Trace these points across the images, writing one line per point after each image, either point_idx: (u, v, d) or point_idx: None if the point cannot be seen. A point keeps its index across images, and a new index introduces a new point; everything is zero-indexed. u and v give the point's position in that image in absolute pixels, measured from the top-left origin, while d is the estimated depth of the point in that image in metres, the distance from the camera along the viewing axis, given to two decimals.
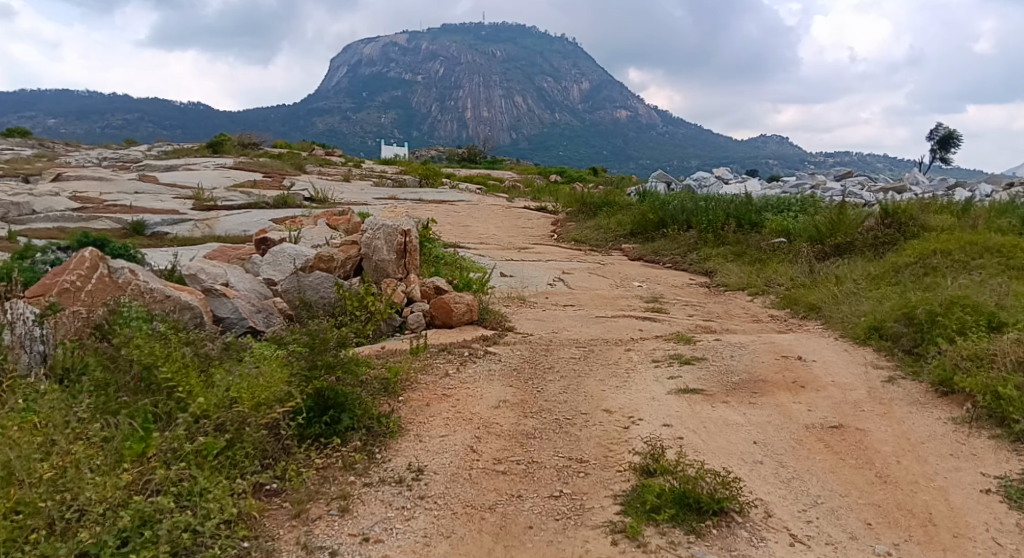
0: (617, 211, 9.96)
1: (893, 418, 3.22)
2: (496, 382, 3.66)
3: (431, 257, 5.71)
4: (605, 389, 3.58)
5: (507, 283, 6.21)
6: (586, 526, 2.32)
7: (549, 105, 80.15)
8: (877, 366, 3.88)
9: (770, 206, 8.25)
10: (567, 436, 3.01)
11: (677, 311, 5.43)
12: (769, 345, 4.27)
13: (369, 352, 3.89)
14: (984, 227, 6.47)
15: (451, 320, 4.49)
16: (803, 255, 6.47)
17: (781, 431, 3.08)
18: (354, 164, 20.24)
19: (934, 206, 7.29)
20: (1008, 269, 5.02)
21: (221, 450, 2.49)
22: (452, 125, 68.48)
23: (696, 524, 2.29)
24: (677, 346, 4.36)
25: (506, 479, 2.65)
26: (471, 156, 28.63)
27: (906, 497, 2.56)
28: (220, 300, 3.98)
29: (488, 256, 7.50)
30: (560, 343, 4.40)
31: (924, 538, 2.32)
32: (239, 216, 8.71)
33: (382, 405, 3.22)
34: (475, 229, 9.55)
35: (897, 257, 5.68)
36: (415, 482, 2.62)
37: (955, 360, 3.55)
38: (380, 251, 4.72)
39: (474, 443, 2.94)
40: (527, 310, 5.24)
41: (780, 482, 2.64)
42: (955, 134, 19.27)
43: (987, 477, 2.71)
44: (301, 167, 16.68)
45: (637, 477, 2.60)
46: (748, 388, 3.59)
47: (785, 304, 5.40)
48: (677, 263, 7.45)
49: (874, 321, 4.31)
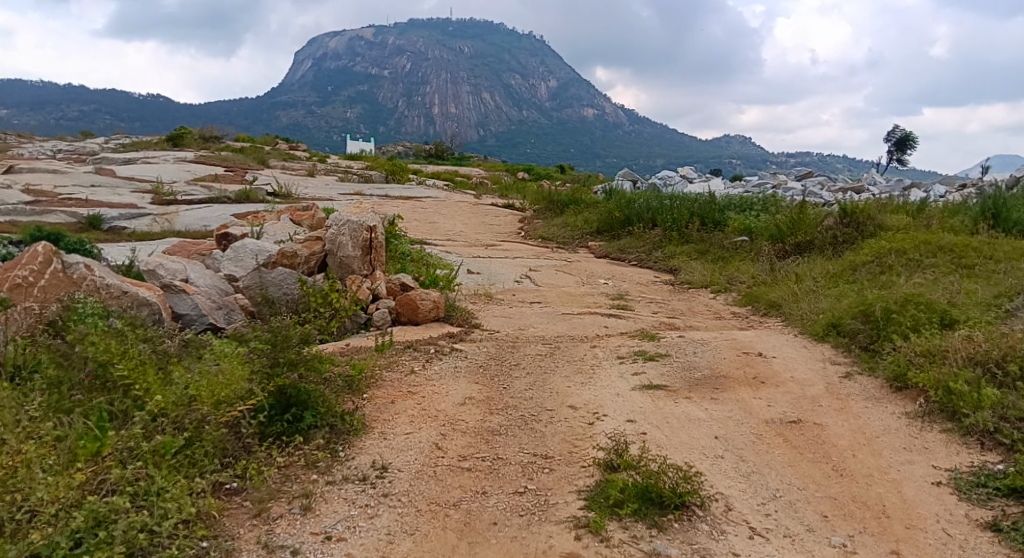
0: (584, 209, 10.03)
1: (850, 413, 3.30)
2: (462, 379, 3.65)
3: (397, 254, 5.66)
4: (571, 385, 3.60)
5: (474, 280, 6.20)
6: (551, 522, 2.33)
7: (517, 102, 80.22)
8: (834, 362, 3.97)
9: (733, 205, 8.38)
10: (533, 432, 3.02)
11: (642, 307, 5.49)
12: (730, 342, 4.34)
13: (333, 349, 3.85)
14: (938, 226, 6.66)
15: (417, 317, 4.46)
16: (765, 254, 6.61)
17: (741, 425, 3.14)
18: (319, 159, 20.00)
19: (890, 206, 7.48)
20: (960, 267, 5.18)
21: (180, 449, 2.44)
22: (419, 121, 68.07)
23: (659, 518, 2.32)
24: (641, 343, 4.40)
25: (471, 476, 2.64)
26: (438, 152, 28.45)
27: (861, 489, 2.63)
28: (180, 296, 3.90)
29: (455, 253, 7.48)
30: (527, 340, 4.40)
31: (878, 529, 2.38)
32: (200, 210, 8.56)
33: (346, 403, 3.19)
34: (443, 226, 9.52)
35: (855, 256, 5.81)
36: (379, 480, 2.60)
37: (909, 356, 3.65)
38: (345, 248, 4.66)
39: (440, 440, 2.93)
40: (493, 307, 5.23)
41: (740, 476, 2.69)
42: (913, 136, 19.80)
43: (938, 470, 2.79)
44: (265, 161, 16.42)
45: (601, 472, 2.62)
46: (710, 384, 3.64)
47: (746, 301, 5.49)
48: (642, 260, 7.53)
49: (832, 318, 4.41)
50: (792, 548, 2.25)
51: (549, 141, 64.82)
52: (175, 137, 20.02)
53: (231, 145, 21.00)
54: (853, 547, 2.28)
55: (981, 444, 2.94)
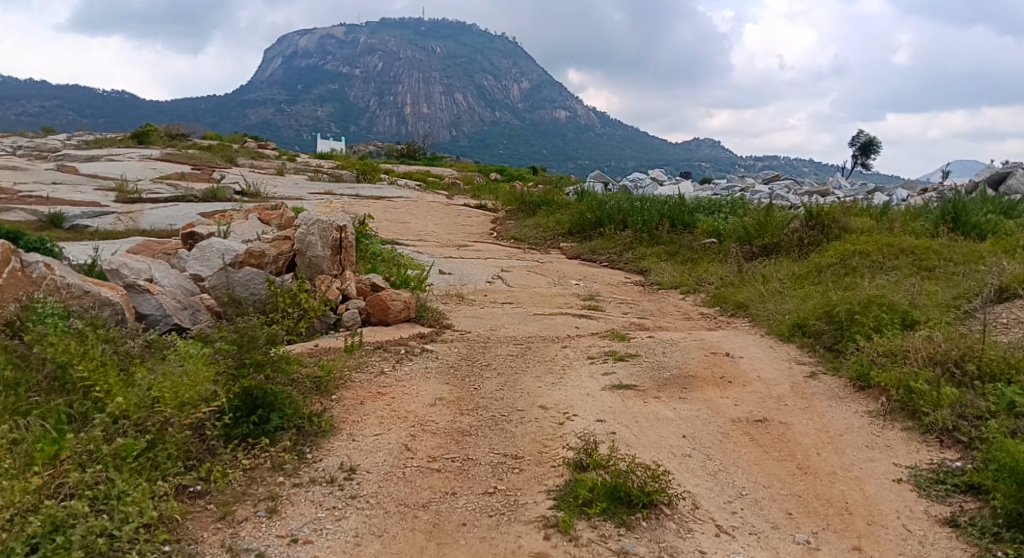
0: (556, 211, 10.06)
1: (814, 412, 3.35)
2: (433, 379, 3.63)
3: (367, 254, 5.62)
4: (541, 385, 3.61)
5: (445, 281, 6.17)
6: (520, 522, 2.33)
7: (489, 102, 80.20)
8: (799, 361, 4.04)
9: (702, 208, 8.48)
10: (503, 433, 3.02)
11: (613, 308, 5.53)
12: (699, 342, 4.39)
13: (301, 349, 3.80)
14: (900, 229, 6.81)
15: (387, 318, 4.44)
16: (733, 255, 6.70)
17: (709, 424, 3.17)
18: (288, 158, 19.71)
19: (853, 209, 7.64)
20: (921, 269, 5.31)
21: (142, 451, 2.40)
22: (391, 121, 67.66)
23: (627, 516, 2.33)
24: (611, 343, 4.42)
25: (440, 477, 2.63)
26: (410, 152, 28.31)
27: (825, 487, 2.68)
28: (143, 296, 3.83)
29: (426, 253, 7.45)
30: (498, 341, 4.40)
31: (840, 526, 2.43)
32: (166, 209, 8.40)
33: (314, 404, 3.15)
34: (414, 226, 9.47)
35: (820, 257, 5.92)
36: (347, 481, 2.58)
37: (872, 356, 3.72)
38: (315, 247, 4.60)
39: (409, 441, 2.91)
40: (465, 308, 5.22)
41: (707, 475, 2.72)
42: (876, 140, 20.25)
43: (899, 467, 2.85)
44: (233, 159, 16.18)
45: (571, 472, 2.62)
46: (679, 384, 3.68)
47: (714, 302, 5.55)
48: (614, 261, 7.58)
49: (798, 319, 4.48)
50: (757, 545, 2.28)
51: (521, 142, 64.95)
52: (140, 134, 19.61)
53: (199, 143, 20.66)
54: (816, 543, 2.32)
55: (940, 442, 3.01)
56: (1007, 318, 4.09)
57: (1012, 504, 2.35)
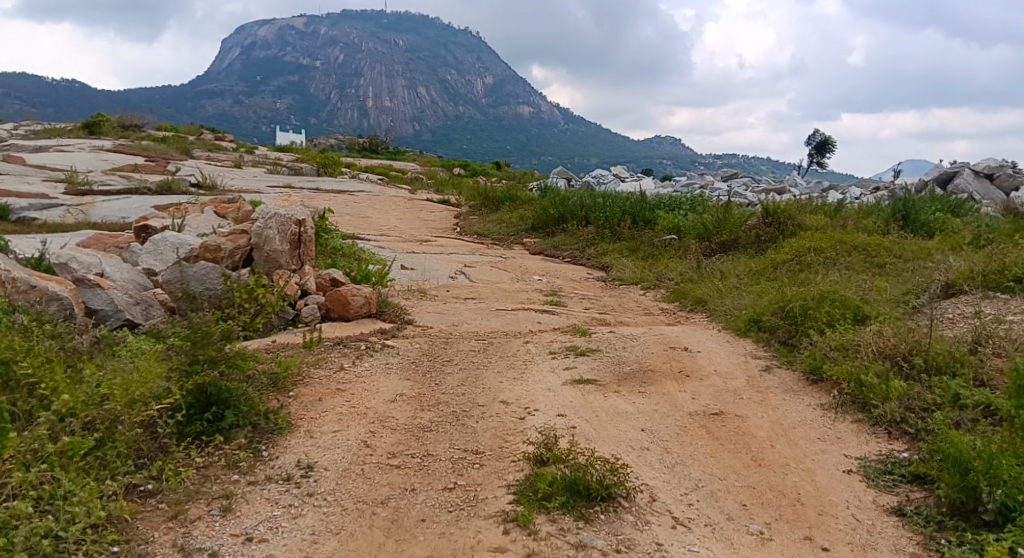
0: (519, 206, 10.06)
1: (768, 405, 3.42)
2: (394, 375, 3.61)
3: (327, 248, 5.55)
4: (503, 381, 3.61)
5: (407, 276, 6.13)
6: (479, 517, 2.33)
7: (452, 97, 79.84)
8: (755, 355, 4.12)
9: (663, 204, 8.57)
10: (464, 428, 3.01)
11: (574, 303, 5.56)
12: (658, 337, 4.44)
13: (257, 345, 3.74)
14: (852, 227, 6.99)
15: (348, 313, 4.37)
16: (692, 252, 6.80)
17: (667, 418, 3.22)
18: (246, 151, 19.32)
19: (809, 206, 7.81)
20: (872, 265, 5.46)
21: (90, 450, 2.34)
22: (353, 114, 66.83)
23: (586, 510, 2.35)
24: (573, 338, 4.45)
25: (400, 473, 2.62)
26: (372, 146, 28.07)
27: (778, 478, 2.73)
28: (93, 291, 3.71)
29: (388, 248, 7.39)
30: (460, 336, 4.38)
31: (792, 516, 2.48)
32: (118, 201, 8.17)
33: (270, 401, 3.10)
34: (376, 221, 9.38)
35: (776, 254, 6.03)
36: (304, 479, 2.55)
37: (824, 350, 3.81)
38: (272, 241, 4.50)
39: (368, 437, 2.88)
40: (427, 303, 5.19)
41: (664, 467, 2.75)
42: (831, 140, 20.75)
43: (849, 458, 2.93)
44: (189, 151, 15.82)
45: (531, 466, 2.63)
46: (638, 378, 3.72)
47: (674, 297, 5.63)
48: (576, 257, 7.62)
49: (754, 314, 4.57)
50: (712, 537, 2.32)
51: (485, 138, 64.82)
52: (91, 125, 19.03)
53: (154, 134, 20.11)
54: (769, 534, 2.37)
55: (888, 434, 3.10)
56: (954, 313, 4.22)
57: (955, 493, 2.44)
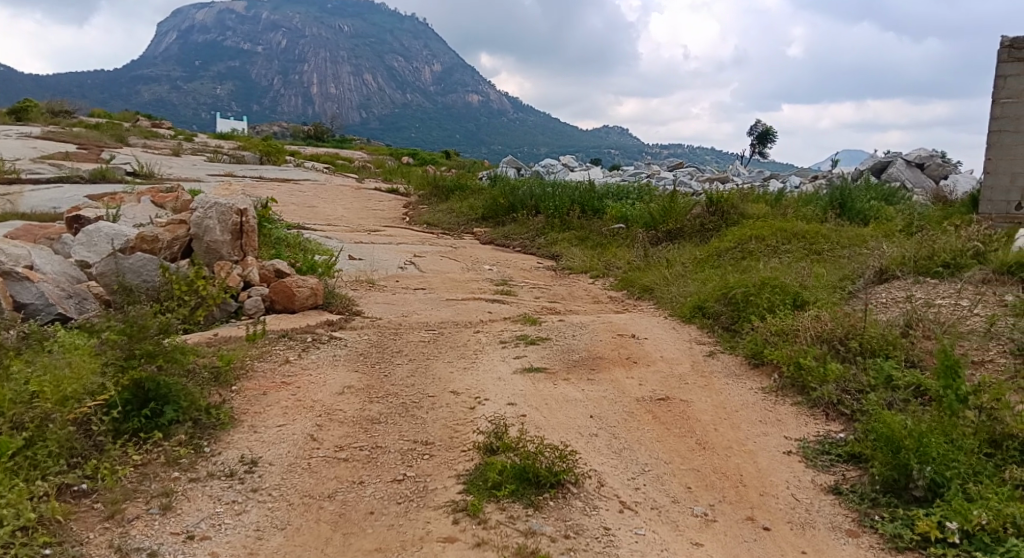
0: (468, 196, 10.03)
1: (712, 389, 3.51)
2: (341, 367, 3.56)
3: (271, 239, 5.42)
4: (453, 371, 3.60)
5: (355, 266, 6.04)
6: (429, 508, 2.32)
7: (400, 85, 78.81)
8: (699, 341, 4.21)
9: (611, 194, 8.65)
10: (413, 419, 2.99)
11: (525, 293, 5.57)
12: (606, 325, 4.50)
13: (198, 339, 3.63)
14: (792, 215, 7.18)
15: (293, 305, 4.26)
16: (640, 240, 6.90)
17: (614, 404, 3.26)
18: (185, 138, 18.65)
19: (751, 195, 8.00)
20: (811, 252, 5.63)
21: (20, 450, 2.25)
22: (297, 100, 65.26)
23: (535, 497, 2.37)
24: (523, 327, 4.46)
25: (348, 466, 2.59)
26: (317, 134, 27.56)
27: (721, 461, 2.81)
28: (22, 284, 3.54)
29: (335, 238, 7.27)
30: (410, 327, 4.35)
31: (735, 498, 2.55)
32: (48, 190, 7.82)
33: (212, 396, 3.02)
34: (323, 210, 9.21)
35: (720, 242, 6.17)
36: (247, 475, 2.49)
37: (765, 335, 3.93)
38: (212, 232, 4.39)
39: (315, 431, 2.84)
40: (375, 294, 5.13)
41: (612, 453, 2.80)
42: (772, 130, 21.27)
43: (789, 440, 3.02)
44: (124, 139, 15.19)
45: (481, 456, 2.63)
46: (587, 365, 3.77)
47: (622, 285, 5.71)
48: (526, 247, 7.64)
49: (698, 301, 4.67)
50: (658, 519, 2.37)
51: (434, 126, 64.30)
52: (18, 112, 18.10)
53: (86, 120, 19.22)
54: (713, 515, 2.43)
55: (826, 415, 3.21)
56: (886, 297, 4.39)
57: (887, 471, 2.54)
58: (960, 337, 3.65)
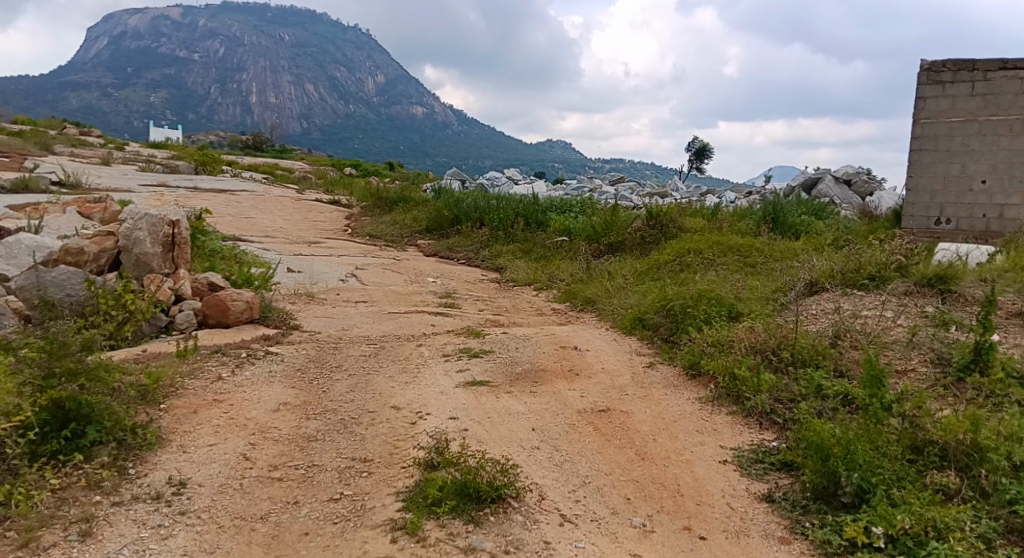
0: (412, 208, 9.96)
1: (652, 400, 3.56)
2: (277, 384, 3.46)
3: (205, 252, 5.26)
4: (394, 385, 3.54)
5: (293, 279, 5.91)
6: (366, 527, 2.27)
7: (343, 95, 77.94)
8: (640, 353, 4.27)
9: (554, 207, 8.73)
10: (352, 436, 2.93)
11: (469, 305, 5.56)
12: (549, 337, 4.51)
13: (125, 356, 3.48)
14: (728, 228, 7.39)
15: (227, 319, 4.12)
16: (582, 253, 6.98)
17: (556, 416, 3.27)
18: (116, 147, 18.00)
19: (689, 209, 8.19)
20: (745, 265, 5.80)
21: None
22: (236, 109, 63.76)
23: (475, 513, 2.34)
24: (466, 340, 4.44)
25: (282, 486, 2.51)
26: (256, 143, 26.97)
27: (660, 471, 2.84)
28: None
29: (274, 250, 7.10)
30: (350, 341, 4.27)
31: (672, 508, 2.59)
32: None
33: (138, 415, 2.89)
34: (261, 222, 8.99)
35: (660, 254, 6.30)
36: (175, 497, 2.39)
37: (702, 346, 4.01)
38: (142, 244, 4.23)
39: (248, 450, 2.75)
40: (315, 307, 5.03)
41: (553, 466, 2.80)
42: (709, 146, 21.91)
43: (725, 449, 3.09)
44: (50, 147, 14.54)
45: (421, 472, 2.59)
46: (529, 378, 3.77)
47: (565, 297, 5.75)
48: (470, 259, 7.63)
49: (638, 313, 4.75)
50: (598, 531, 2.38)
51: (379, 137, 63.82)
52: None
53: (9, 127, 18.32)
54: (651, 526, 2.45)
55: (760, 424, 3.30)
56: (816, 308, 4.55)
57: (818, 478, 2.63)
58: (885, 347, 3.81)
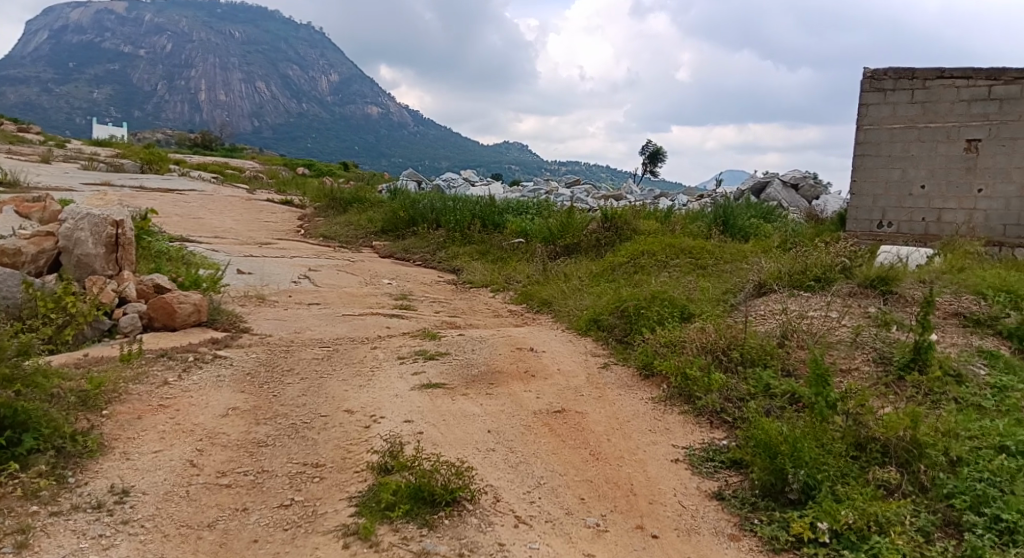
0: (367, 208, 9.86)
1: (606, 401, 3.59)
2: (225, 388, 3.37)
3: (151, 253, 5.11)
4: (347, 389, 3.50)
5: (244, 280, 5.78)
6: (317, 533, 2.23)
7: (297, 94, 76.68)
8: (594, 354, 4.31)
9: (510, 209, 8.74)
10: (303, 441, 2.88)
11: (424, 307, 5.52)
12: (506, 338, 4.51)
13: (65, 360, 3.35)
14: (681, 231, 7.52)
15: (174, 323, 4.01)
16: (538, 255, 7.00)
17: (512, 418, 3.28)
18: (56, 144, 17.34)
19: (643, 212, 8.30)
20: (697, 267, 5.90)
21: None
22: (185, 107, 62.09)
23: (430, 516, 2.33)
24: (422, 342, 4.41)
25: (230, 493, 2.45)
26: (205, 142, 26.29)
27: (613, 471, 2.87)
28: None
29: (223, 251, 6.93)
30: (302, 344, 4.20)
31: (625, 507, 2.61)
32: None
33: (79, 421, 2.79)
34: (210, 222, 8.77)
35: (614, 256, 6.37)
36: (117, 506, 2.31)
37: (655, 347, 4.07)
38: (84, 245, 4.08)
39: (195, 456, 2.68)
40: (266, 310, 4.92)
41: (508, 467, 2.80)
42: (662, 151, 22.24)
43: (677, 448, 3.13)
44: None
45: (374, 476, 2.56)
46: (485, 380, 3.76)
47: (521, 299, 5.77)
48: (426, 261, 7.58)
49: (593, 314, 4.79)
50: (553, 532, 2.39)
51: (333, 137, 62.99)
52: None
53: None
54: (605, 525, 2.47)
55: (711, 423, 3.36)
56: (765, 309, 4.66)
57: (766, 476, 2.69)
58: (830, 347, 3.92)
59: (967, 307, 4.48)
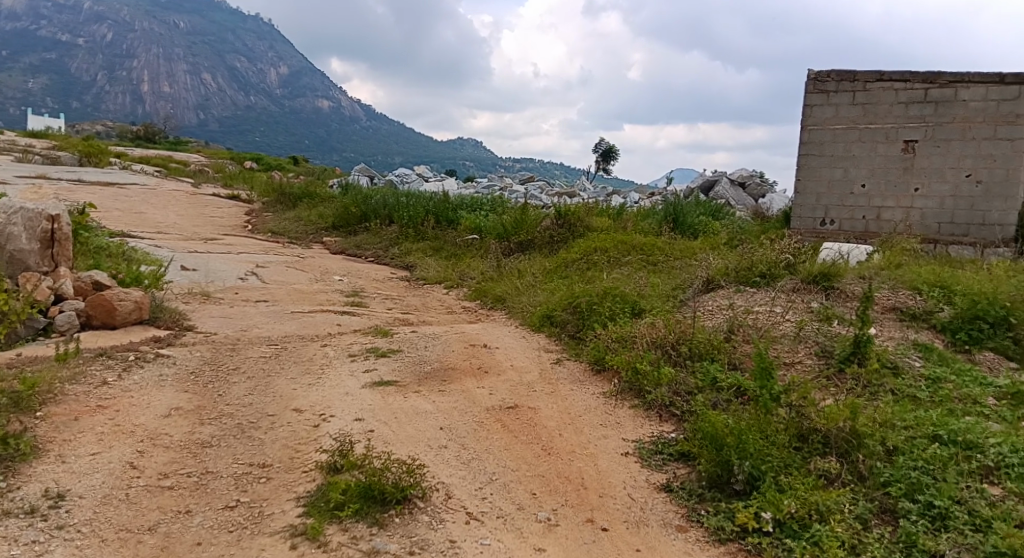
0: (318, 204, 9.69)
1: (558, 396, 3.61)
2: (168, 388, 3.28)
3: (89, 249, 4.92)
4: (296, 387, 3.43)
5: (188, 277, 5.62)
6: (264, 534, 2.19)
7: (246, 86, 74.88)
8: (547, 349, 4.33)
9: (464, 205, 8.72)
10: (250, 441, 2.82)
11: (377, 304, 5.46)
12: (459, 335, 4.50)
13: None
14: (632, 227, 7.62)
15: (114, 321, 3.87)
16: (492, 251, 7.00)
17: (464, 414, 3.27)
18: None
19: (596, 209, 8.38)
20: (648, 263, 5.99)
21: None
22: (127, 98, 60.01)
23: (380, 515, 2.31)
24: (373, 339, 4.37)
25: (173, 495, 2.38)
26: (148, 134, 25.43)
27: (564, 465, 2.89)
28: None
29: (167, 247, 6.73)
30: (249, 342, 4.10)
31: (576, 501, 2.64)
32: None
33: (10, 424, 2.67)
34: (153, 217, 8.50)
35: (568, 253, 6.41)
36: (52, 511, 2.22)
37: (606, 342, 4.12)
38: (17, 240, 3.92)
39: (135, 458, 2.59)
40: (212, 307, 4.80)
41: (460, 464, 2.79)
42: (615, 149, 22.49)
43: (627, 441, 3.17)
44: None
45: (323, 476, 2.52)
46: (438, 377, 3.75)
47: (475, 295, 5.76)
48: (379, 257, 7.50)
49: (546, 311, 4.82)
50: (504, 528, 2.40)
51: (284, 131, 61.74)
52: None
53: None
54: (556, 519, 2.49)
55: (660, 416, 3.41)
56: (712, 305, 4.76)
57: (712, 468, 2.75)
58: (774, 341, 4.03)
59: (904, 301, 4.66)
